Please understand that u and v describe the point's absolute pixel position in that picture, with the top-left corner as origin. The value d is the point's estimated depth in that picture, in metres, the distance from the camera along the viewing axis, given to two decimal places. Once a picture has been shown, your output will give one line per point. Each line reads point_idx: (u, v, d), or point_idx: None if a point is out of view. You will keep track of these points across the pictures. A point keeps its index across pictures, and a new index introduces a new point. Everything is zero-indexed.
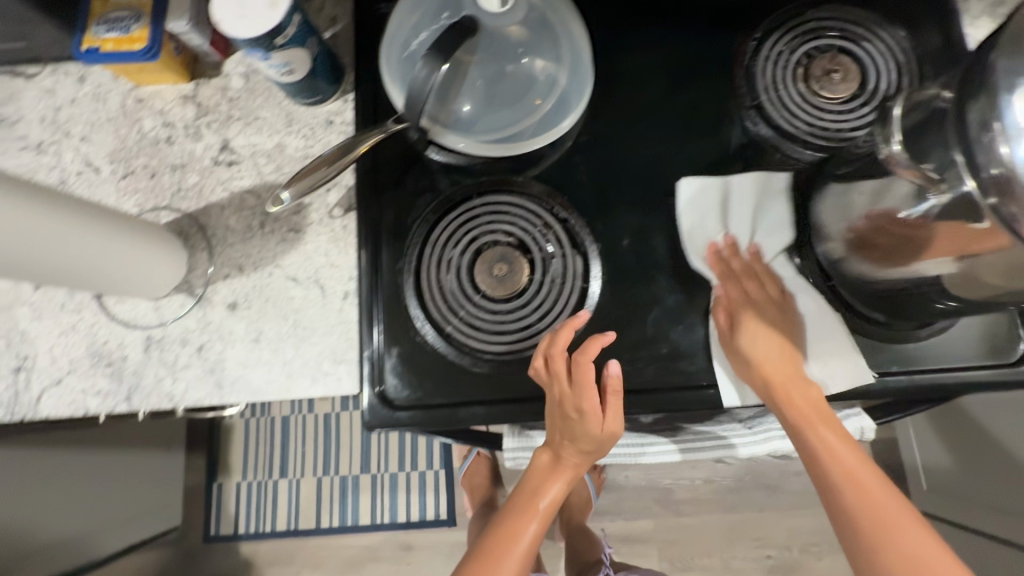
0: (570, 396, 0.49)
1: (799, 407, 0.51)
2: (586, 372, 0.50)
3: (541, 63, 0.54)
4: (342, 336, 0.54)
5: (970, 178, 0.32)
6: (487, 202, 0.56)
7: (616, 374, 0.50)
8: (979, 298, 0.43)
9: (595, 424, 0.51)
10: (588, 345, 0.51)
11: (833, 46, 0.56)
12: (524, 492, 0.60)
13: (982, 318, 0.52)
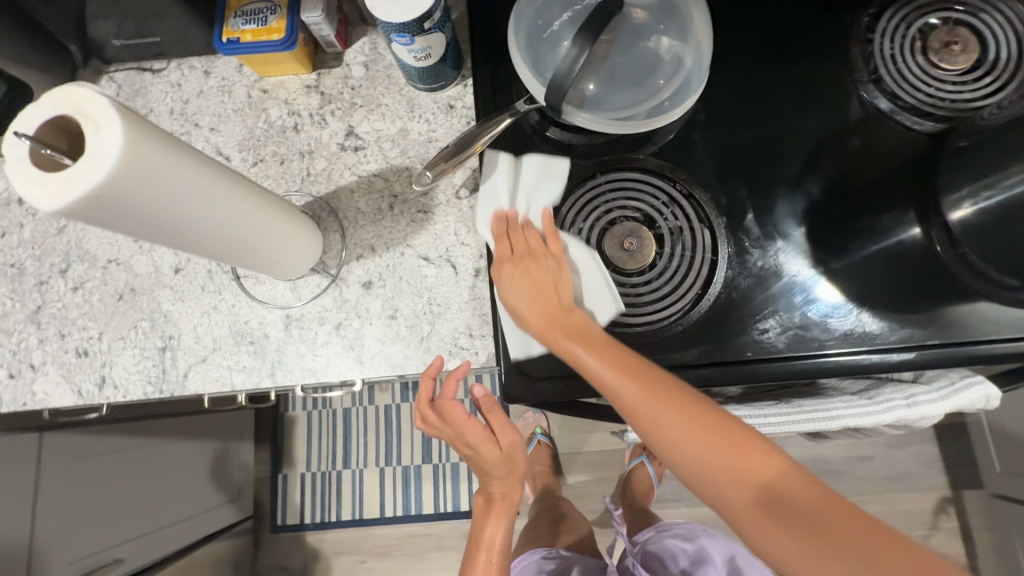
0: (453, 431, 0.59)
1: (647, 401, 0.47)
2: (451, 411, 0.56)
3: (667, 42, 0.55)
4: (475, 311, 0.55)
5: None
6: (612, 180, 0.57)
7: (477, 398, 0.56)
8: None
9: (494, 451, 0.60)
10: (444, 389, 0.55)
11: (949, 19, 0.57)
12: (488, 510, 0.71)
13: None
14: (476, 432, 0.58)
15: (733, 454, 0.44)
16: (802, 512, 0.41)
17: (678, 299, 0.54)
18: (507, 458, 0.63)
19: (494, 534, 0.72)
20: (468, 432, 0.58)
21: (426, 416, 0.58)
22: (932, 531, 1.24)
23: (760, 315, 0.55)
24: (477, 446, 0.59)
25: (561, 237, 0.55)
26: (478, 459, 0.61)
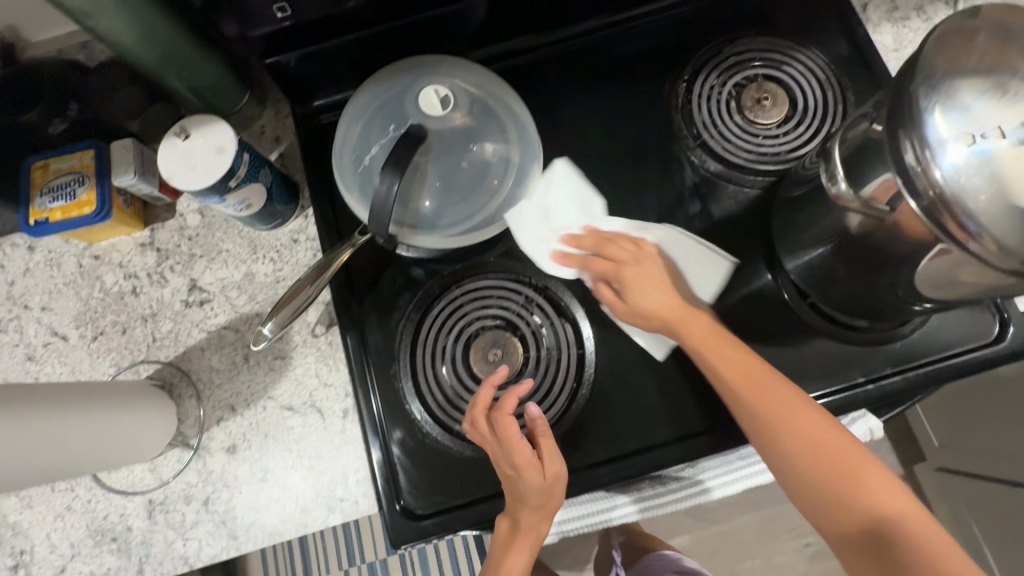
0: (501, 454, 0.49)
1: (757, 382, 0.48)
2: (506, 426, 0.49)
3: (490, 146, 0.55)
4: (350, 455, 0.53)
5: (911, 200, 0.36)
6: (467, 289, 0.56)
7: (535, 417, 0.50)
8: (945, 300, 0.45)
9: (537, 478, 0.48)
10: (504, 400, 0.50)
11: (757, 75, 0.59)
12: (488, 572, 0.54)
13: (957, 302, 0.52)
14: (522, 453, 0.48)
15: (810, 432, 0.46)
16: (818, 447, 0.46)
17: (553, 401, 0.53)
18: (546, 507, 0.50)
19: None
20: (514, 459, 0.48)
21: (475, 427, 0.50)
22: None
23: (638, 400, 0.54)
24: (522, 467, 0.48)
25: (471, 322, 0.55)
26: (510, 494, 0.49)
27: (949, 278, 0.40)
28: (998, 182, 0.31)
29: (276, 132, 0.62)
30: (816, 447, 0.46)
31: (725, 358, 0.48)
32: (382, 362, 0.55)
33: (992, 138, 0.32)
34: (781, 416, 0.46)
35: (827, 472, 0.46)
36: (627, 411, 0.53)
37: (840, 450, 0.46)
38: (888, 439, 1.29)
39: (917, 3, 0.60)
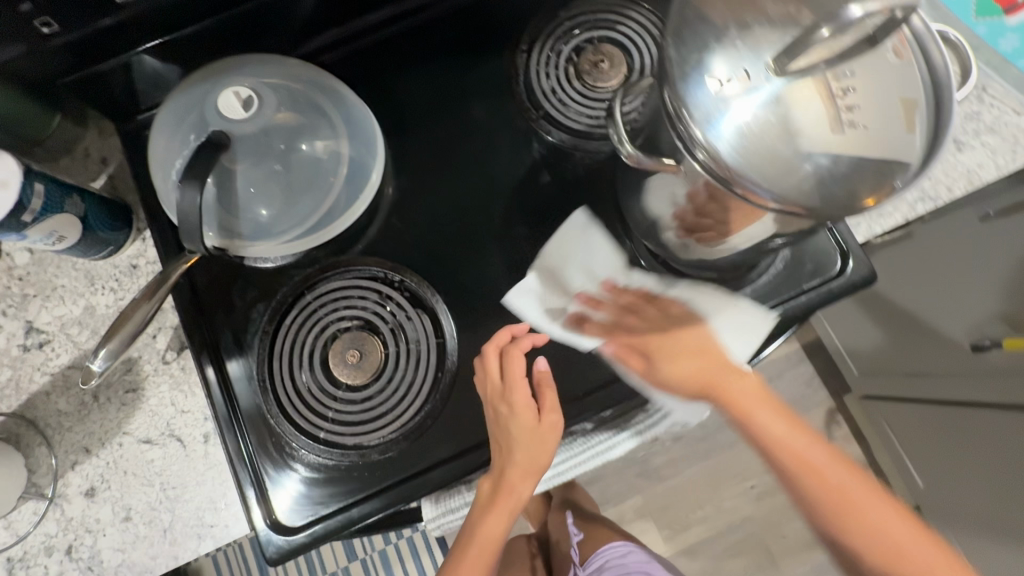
0: (500, 391, 0.52)
1: (733, 397, 0.54)
2: (514, 364, 0.52)
3: (320, 143, 0.52)
4: (216, 480, 0.51)
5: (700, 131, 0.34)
6: (320, 293, 0.54)
7: (541, 369, 0.53)
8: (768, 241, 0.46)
9: (529, 421, 0.53)
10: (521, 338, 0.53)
11: (593, 37, 0.58)
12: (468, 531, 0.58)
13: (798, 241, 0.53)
14: (520, 399, 0.52)
15: (810, 464, 0.56)
16: (824, 483, 0.56)
17: (418, 396, 0.52)
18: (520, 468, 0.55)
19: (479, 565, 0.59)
20: (513, 405, 0.52)
21: (485, 364, 0.53)
22: (828, 441, 1.32)
23: None
24: (518, 408, 0.52)
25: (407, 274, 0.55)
26: (501, 437, 0.53)
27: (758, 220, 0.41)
28: (750, 123, 0.34)
29: (102, 153, 0.58)
30: (807, 464, 0.56)
31: (692, 368, 0.53)
32: (259, 439, 0.52)
33: (742, 86, 0.34)
34: (843, 513, 0.55)
35: (844, 507, 0.55)
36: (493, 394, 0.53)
37: (853, 498, 0.56)
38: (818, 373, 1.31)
39: None
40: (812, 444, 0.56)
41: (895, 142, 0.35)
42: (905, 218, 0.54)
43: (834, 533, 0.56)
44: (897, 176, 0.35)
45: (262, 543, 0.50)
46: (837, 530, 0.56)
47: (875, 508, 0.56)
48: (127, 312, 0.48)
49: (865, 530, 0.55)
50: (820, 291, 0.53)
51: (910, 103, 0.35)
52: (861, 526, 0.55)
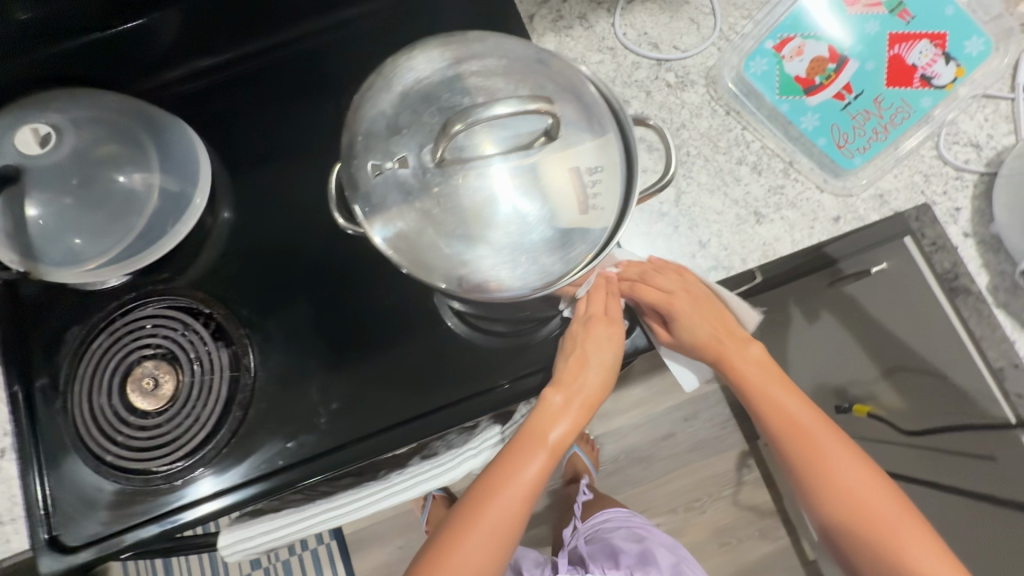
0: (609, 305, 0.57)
1: (742, 369, 0.59)
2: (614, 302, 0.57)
3: (137, 175, 0.55)
4: (4, 494, 0.53)
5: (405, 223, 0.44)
6: (129, 320, 0.56)
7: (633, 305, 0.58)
8: None
9: (610, 331, 0.57)
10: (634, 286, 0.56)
11: None
12: (528, 444, 0.57)
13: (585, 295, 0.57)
14: (617, 317, 0.57)
15: (801, 431, 0.61)
16: (816, 455, 0.60)
17: (204, 426, 0.54)
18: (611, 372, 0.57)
19: (523, 478, 0.57)
20: (611, 321, 0.57)
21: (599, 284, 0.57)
22: (739, 487, 1.33)
23: (292, 418, 0.55)
24: (610, 317, 0.57)
25: (217, 308, 0.57)
26: (592, 350, 0.56)
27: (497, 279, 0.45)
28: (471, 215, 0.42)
29: None
30: (798, 429, 0.61)
31: (712, 339, 0.58)
32: (67, 482, 0.54)
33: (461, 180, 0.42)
34: (807, 450, 0.60)
35: (816, 470, 0.61)
36: (284, 431, 0.55)
37: (827, 455, 0.60)
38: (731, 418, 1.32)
39: (581, 12, 0.62)
40: (824, 434, 0.61)
41: (603, 217, 0.44)
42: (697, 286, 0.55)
43: (799, 476, 0.62)
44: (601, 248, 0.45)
45: (42, 567, 0.51)
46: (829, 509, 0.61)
47: (854, 456, 0.61)
48: None
49: (852, 503, 0.60)
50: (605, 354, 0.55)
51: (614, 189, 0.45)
52: (858, 500, 0.60)
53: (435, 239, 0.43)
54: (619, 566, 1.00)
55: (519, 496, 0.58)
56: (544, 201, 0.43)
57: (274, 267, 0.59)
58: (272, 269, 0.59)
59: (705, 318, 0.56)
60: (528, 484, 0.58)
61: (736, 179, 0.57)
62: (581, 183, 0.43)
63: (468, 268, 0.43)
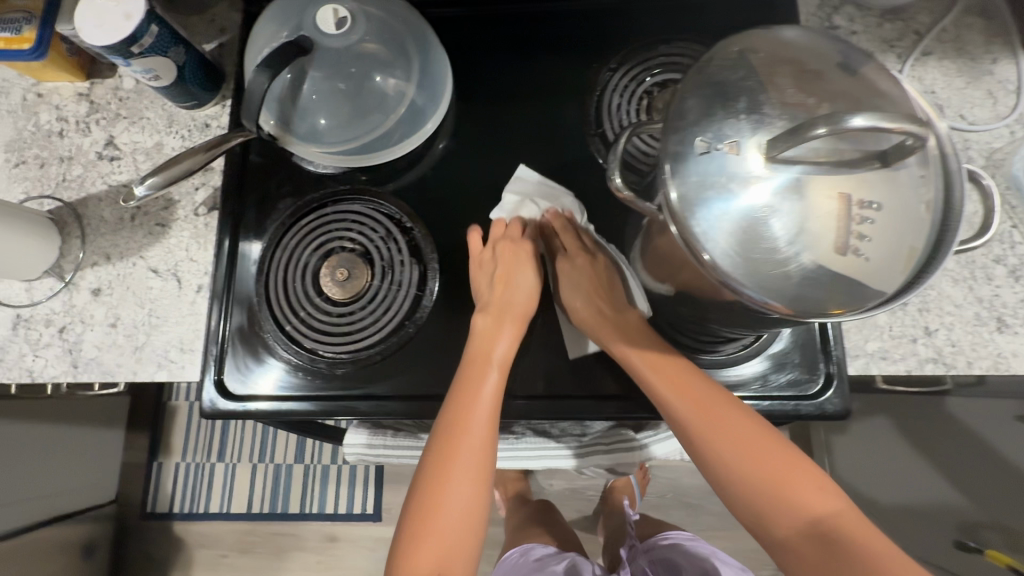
0: (507, 251, 0.56)
1: (687, 397, 0.48)
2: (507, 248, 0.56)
3: (392, 80, 0.57)
4: (191, 325, 0.57)
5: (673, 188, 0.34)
6: (340, 209, 0.58)
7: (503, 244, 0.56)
8: None
9: (486, 275, 0.55)
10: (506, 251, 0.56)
11: (677, 81, 0.58)
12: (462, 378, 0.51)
13: (791, 335, 0.53)
14: (518, 252, 0.57)
15: (733, 438, 0.48)
16: (769, 478, 0.47)
17: (377, 332, 0.56)
18: (503, 312, 0.54)
19: (450, 489, 0.51)
20: (487, 265, 0.55)
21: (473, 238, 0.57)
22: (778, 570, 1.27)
23: (455, 354, 0.56)
24: (498, 277, 0.55)
25: (422, 226, 0.58)
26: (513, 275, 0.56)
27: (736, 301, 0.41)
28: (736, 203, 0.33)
29: (223, 23, 0.65)
30: (747, 450, 0.47)
31: (648, 345, 0.51)
32: (244, 333, 0.57)
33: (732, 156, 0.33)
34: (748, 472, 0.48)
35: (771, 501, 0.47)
36: (445, 363, 0.56)
37: (769, 473, 0.47)
38: None
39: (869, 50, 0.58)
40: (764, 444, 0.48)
41: (878, 272, 0.33)
42: (908, 373, 0.51)
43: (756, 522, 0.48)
44: (861, 308, 0.33)
45: (205, 402, 0.56)
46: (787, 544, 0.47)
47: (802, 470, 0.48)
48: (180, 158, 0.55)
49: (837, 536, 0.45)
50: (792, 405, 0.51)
51: (911, 248, 0.33)
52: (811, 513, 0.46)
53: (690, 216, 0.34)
54: None
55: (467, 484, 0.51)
56: (807, 222, 0.32)
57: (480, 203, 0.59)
58: (477, 204, 0.59)
59: (581, 288, 0.55)
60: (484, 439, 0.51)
61: (988, 277, 0.52)
62: (850, 212, 0.32)
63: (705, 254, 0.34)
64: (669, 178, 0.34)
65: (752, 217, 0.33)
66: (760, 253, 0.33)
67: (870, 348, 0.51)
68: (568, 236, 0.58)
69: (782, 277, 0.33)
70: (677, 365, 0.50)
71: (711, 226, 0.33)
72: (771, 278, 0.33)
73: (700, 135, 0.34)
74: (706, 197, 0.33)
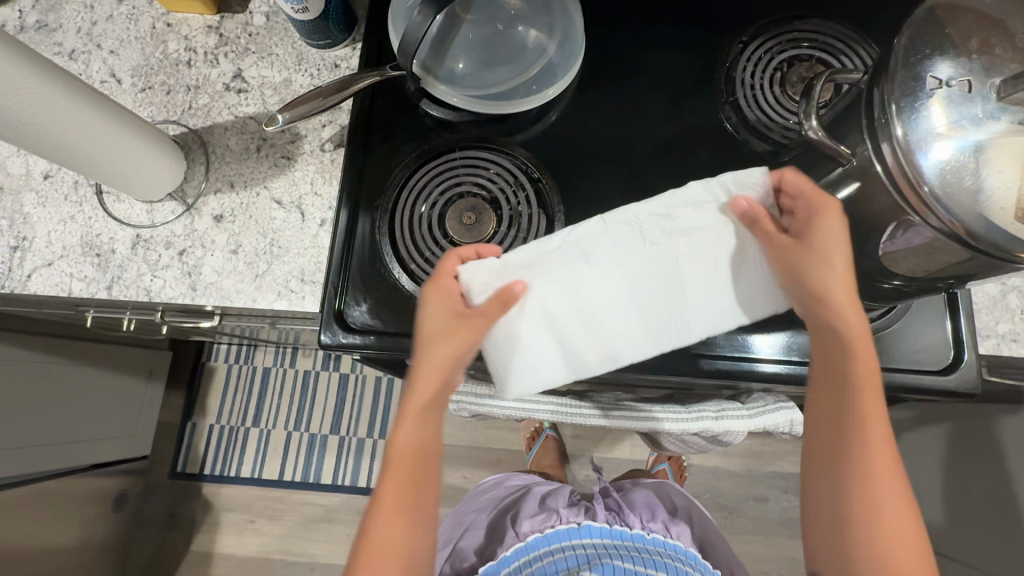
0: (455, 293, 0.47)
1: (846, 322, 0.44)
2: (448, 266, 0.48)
3: (533, 33, 0.57)
4: (313, 258, 0.58)
5: (897, 125, 0.35)
6: (467, 157, 0.59)
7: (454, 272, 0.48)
8: (921, 276, 0.44)
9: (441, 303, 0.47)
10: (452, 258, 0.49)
11: (812, 56, 0.59)
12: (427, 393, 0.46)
13: (917, 311, 0.54)
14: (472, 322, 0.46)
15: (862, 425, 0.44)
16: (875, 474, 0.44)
17: None
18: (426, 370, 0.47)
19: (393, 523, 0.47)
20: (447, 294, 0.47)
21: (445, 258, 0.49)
22: None
23: None
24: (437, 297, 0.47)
25: (547, 178, 0.59)
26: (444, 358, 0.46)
27: (926, 246, 0.40)
28: (956, 141, 0.34)
29: None
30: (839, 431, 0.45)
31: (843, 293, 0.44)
32: (362, 269, 0.57)
33: (959, 94, 0.34)
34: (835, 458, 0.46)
35: (825, 458, 0.47)
36: None
37: (874, 466, 0.44)
38: None
39: None
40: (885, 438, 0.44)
41: None
42: None
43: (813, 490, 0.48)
44: None
45: (322, 335, 0.56)
46: (825, 528, 0.47)
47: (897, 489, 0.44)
48: (310, 95, 0.55)
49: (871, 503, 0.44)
50: (920, 377, 0.52)
51: None
52: (864, 500, 0.45)
53: (914, 145, 0.34)
54: (654, 517, 0.79)
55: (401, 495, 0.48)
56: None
57: (607, 163, 0.60)
58: (607, 164, 0.60)
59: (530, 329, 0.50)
60: (407, 447, 0.47)
61: None
62: None
63: (915, 184, 0.35)
64: (892, 115, 0.35)
65: (961, 163, 0.33)
66: (967, 190, 0.34)
67: (1001, 329, 0.53)
68: None
69: (984, 212, 0.33)
70: (861, 307, 0.44)
71: (928, 158, 0.34)
72: (977, 205, 0.33)
73: (929, 72, 0.35)
74: (927, 129, 0.34)
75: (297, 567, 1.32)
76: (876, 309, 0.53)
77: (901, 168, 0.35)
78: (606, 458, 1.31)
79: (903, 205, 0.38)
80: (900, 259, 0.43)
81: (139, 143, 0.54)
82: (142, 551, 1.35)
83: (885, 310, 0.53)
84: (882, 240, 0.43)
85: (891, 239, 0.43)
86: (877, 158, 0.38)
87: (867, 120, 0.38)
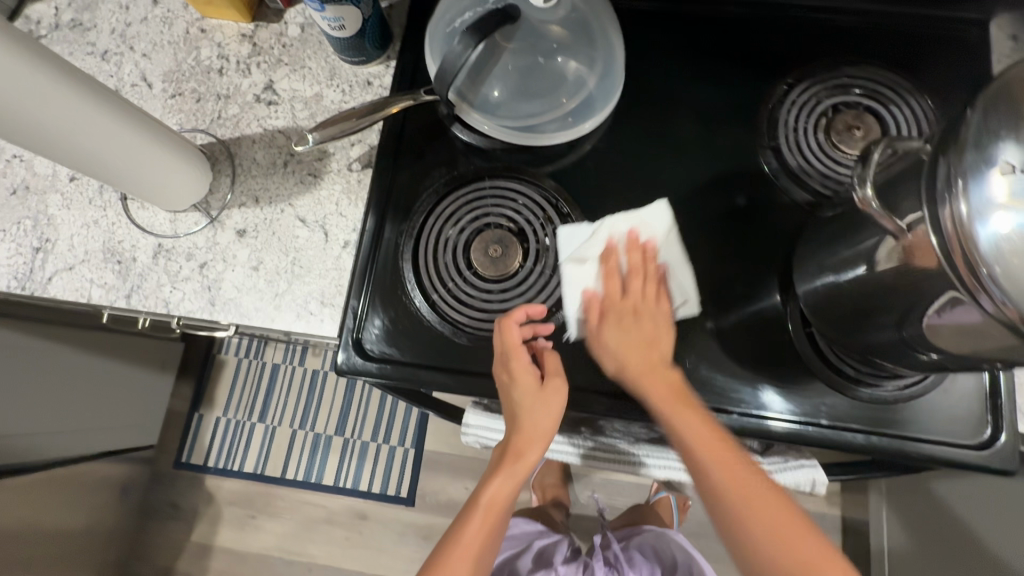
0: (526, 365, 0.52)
1: (654, 386, 0.51)
2: (508, 331, 0.51)
3: (574, 64, 0.56)
4: (334, 280, 0.57)
5: (964, 203, 0.33)
6: (496, 186, 0.58)
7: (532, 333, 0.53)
8: (968, 354, 0.42)
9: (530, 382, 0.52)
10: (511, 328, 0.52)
11: (860, 104, 0.57)
12: (501, 462, 0.54)
13: (953, 381, 0.52)
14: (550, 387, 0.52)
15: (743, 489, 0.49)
16: (790, 546, 0.48)
17: (529, 317, 0.55)
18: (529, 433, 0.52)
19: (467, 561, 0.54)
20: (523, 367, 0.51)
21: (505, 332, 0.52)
22: None
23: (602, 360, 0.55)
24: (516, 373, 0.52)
25: (577, 212, 0.57)
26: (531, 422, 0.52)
27: (977, 327, 0.38)
28: None
29: None
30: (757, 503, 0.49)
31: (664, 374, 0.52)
32: (382, 295, 0.56)
33: None
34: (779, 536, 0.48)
35: (772, 539, 0.48)
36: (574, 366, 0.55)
37: (795, 533, 0.48)
38: (843, 552, 1.21)
39: None
40: (771, 497, 0.50)
41: None
42: None
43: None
44: None
45: (338, 360, 0.55)
46: None
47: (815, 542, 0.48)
48: (343, 116, 0.54)
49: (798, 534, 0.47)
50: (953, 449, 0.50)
51: None
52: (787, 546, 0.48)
53: (980, 227, 0.32)
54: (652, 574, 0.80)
55: (466, 559, 0.54)
56: None
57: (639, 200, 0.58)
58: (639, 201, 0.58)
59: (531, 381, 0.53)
60: (497, 503, 0.55)
61: None
62: None
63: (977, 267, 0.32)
64: (959, 191, 0.33)
65: None
66: None
67: None
68: (726, 247, 0.57)
69: None
70: (656, 371, 0.51)
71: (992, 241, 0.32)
72: None
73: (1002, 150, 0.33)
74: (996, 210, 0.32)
75: (293, 566, 1.33)
76: (910, 376, 0.51)
77: (965, 250, 0.33)
78: (609, 481, 1.29)
79: (962, 286, 0.35)
80: (947, 335, 0.41)
81: (163, 152, 0.53)
82: (142, 539, 1.36)
83: (920, 378, 0.51)
84: (933, 314, 0.40)
85: (938, 313, 0.40)
86: (939, 234, 0.36)
87: (931, 192, 0.36)
